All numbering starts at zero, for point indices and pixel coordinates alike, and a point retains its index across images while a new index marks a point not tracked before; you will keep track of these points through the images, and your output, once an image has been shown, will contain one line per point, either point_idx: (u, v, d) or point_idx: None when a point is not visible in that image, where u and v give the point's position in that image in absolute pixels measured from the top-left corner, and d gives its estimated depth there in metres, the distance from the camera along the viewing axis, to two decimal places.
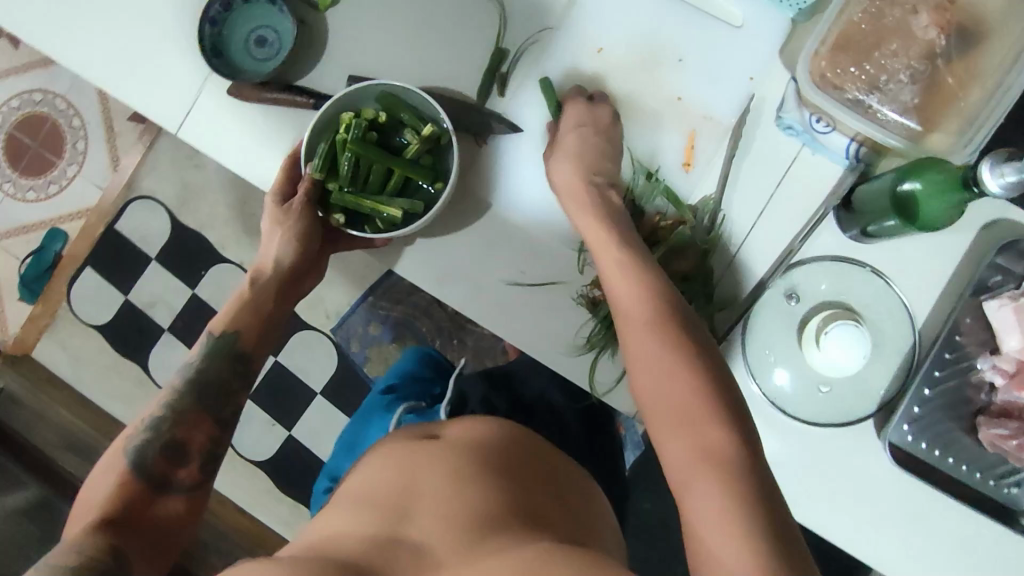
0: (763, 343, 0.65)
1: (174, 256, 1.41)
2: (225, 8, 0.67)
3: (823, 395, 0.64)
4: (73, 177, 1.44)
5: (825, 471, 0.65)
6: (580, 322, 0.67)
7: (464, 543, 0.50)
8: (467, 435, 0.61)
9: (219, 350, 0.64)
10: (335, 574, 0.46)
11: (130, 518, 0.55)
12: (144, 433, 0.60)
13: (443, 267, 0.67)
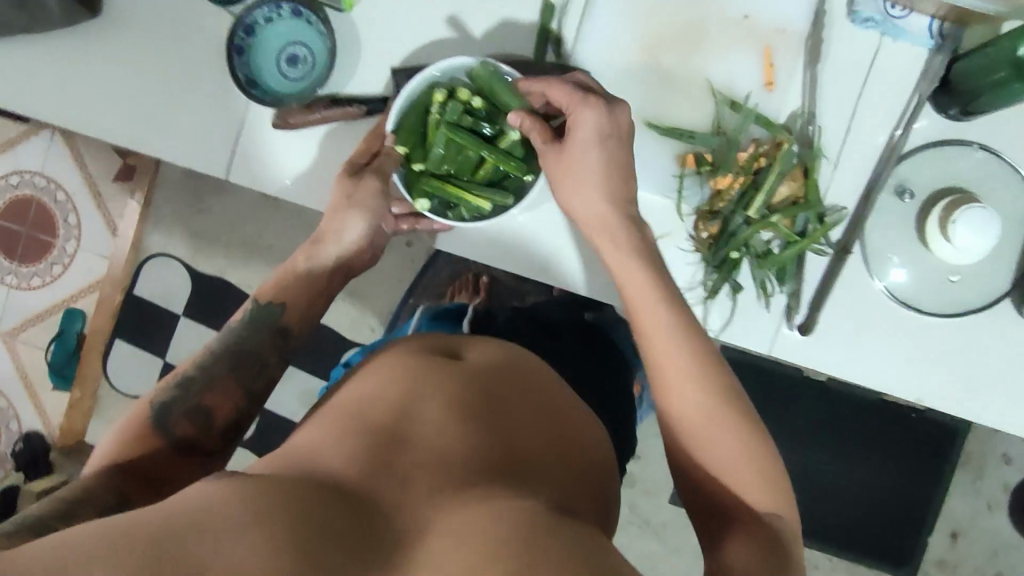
0: (886, 247, 0.63)
1: (200, 308, 1.37)
2: (249, 34, 0.63)
3: (950, 285, 0.63)
4: (74, 252, 1.39)
5: (957, 360, 0.63)
6: (695, 267, 0.64)
7: (439, 486, 0.45)
8: (484, 365, 0.57)
9: (262, 322, 0.59)
10: (312, 490, 0.42)
11: (142, 472, 0.52)
12: (173, 390, 0.56)
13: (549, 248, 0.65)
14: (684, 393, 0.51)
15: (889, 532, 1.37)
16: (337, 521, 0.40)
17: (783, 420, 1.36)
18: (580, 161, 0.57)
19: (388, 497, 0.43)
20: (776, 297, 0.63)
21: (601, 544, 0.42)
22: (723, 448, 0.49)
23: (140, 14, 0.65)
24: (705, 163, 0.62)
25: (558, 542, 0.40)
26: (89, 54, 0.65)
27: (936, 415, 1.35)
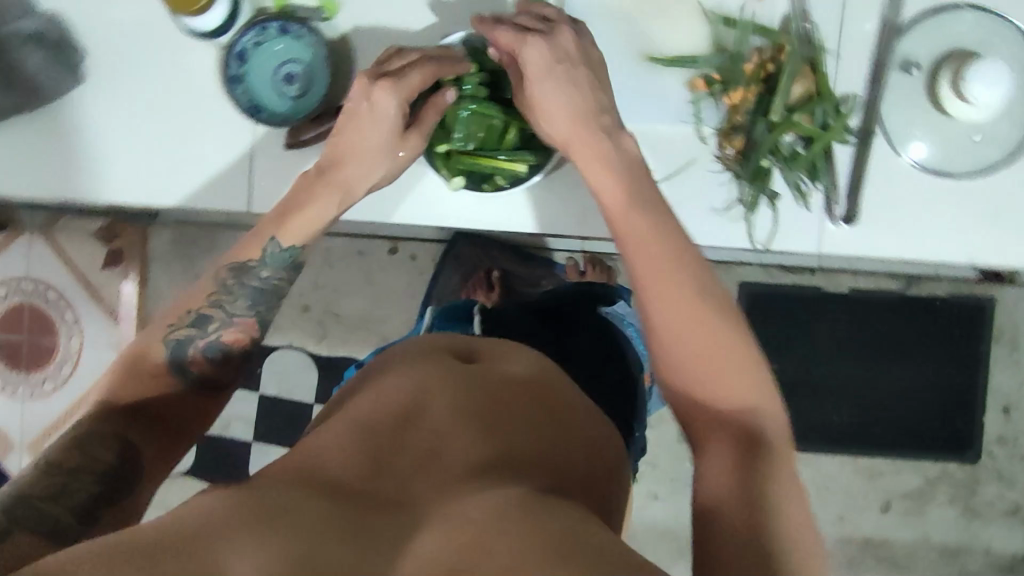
0: (905, 123, 0.65)
1: None
2: (241, 62, 0.73)
3: (977, 145, 0.64)
4: (79, 347, 1.40)
5: (991, 215, 0.65)
6: (729, 184, 0.65)
7: (438, 494, 0.51)
8: (496, 368, 0.62)
9: (277, 261, 0.69)
10: (320, 492, 0.49)
11: (149, 411, 0.62)
12: (191, 326, 0.66)
13: (577, 210, 0.75)
14: (685, 303, 0.56)
15: (941, 421, 1.39)
16: (348, 514, 0.47)
17: (813, 339, 1.39)
18: (540, 96, 0.62)
19: (394, 503, 0.50)
20: (814, 195, 0.65)
21: (582, 521, 0.47)
22: (700, 357, 0.55)
23: (143, 88, 0.76)
24: (715, 84, 0.63)
25: (543, 522, 0.45)
26: (110, 132, 0.76)
27: (960, 298, 1.38)
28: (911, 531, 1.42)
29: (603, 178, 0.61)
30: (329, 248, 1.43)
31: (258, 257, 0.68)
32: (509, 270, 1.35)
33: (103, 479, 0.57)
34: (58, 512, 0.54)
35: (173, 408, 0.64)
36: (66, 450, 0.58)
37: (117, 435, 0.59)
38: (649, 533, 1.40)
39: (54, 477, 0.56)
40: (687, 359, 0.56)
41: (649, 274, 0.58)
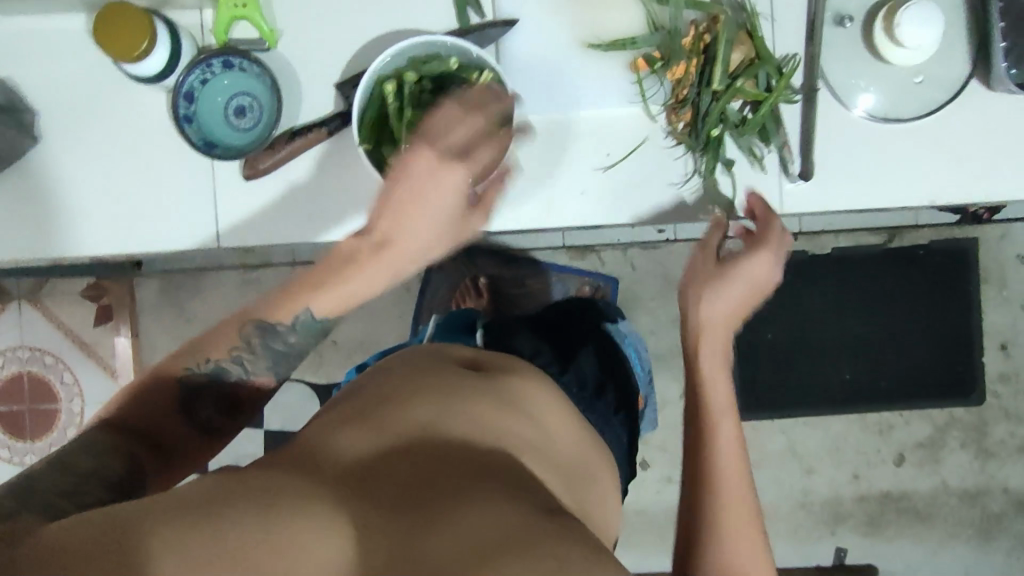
0: (849, 74, 0.66)
1: None
2: (190, 101, 0.74)
3: (919, 87, 0.66)
4: (80, 409, 1.41)
5: (941, 153, 0.67)
6: (683, 158, 0.66)
7: (446, 494, 0.57)
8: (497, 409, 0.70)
9: (308, 331, 0.67)
10: (332, 487, 0.55)
11: (157, 442, 0.62)
12: (211, 368, 0.65)
13: (546, 199, 0.67)
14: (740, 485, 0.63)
15: (941, 366, 1.39)
16: (357, 511, 0.53)
17: (803, 303, 1.40)
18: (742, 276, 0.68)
19: (403, 505, 0.55)
20: (768, 157, 0.66)
21: (570, 537, 0.54)
22: (735, 561, 0.61)
23: (101, 139, 0.77)
24: (656, 61, 0.64)
25: (535, 540, 0.52)
26: (76, 188, 0.77)
27: (943, 242, 1.39)
28: (929, 480, 1.40)
29: (704, 340, 0.69)
30: None
31: (291, 321, 0.65)
32: (497, 278, 1.40)
33: (111, 489, 0.54)
34: (69, 509, 0.50)
35: (178, 446, 0.63)
36: (76, 458, 0.56)
37: (128, 459, 0.58)
38: (668, 516, 1.41)
39: (64, 477, 0.53)
40: (723, 550, 0.61)
41: (719, 429, 0.65)
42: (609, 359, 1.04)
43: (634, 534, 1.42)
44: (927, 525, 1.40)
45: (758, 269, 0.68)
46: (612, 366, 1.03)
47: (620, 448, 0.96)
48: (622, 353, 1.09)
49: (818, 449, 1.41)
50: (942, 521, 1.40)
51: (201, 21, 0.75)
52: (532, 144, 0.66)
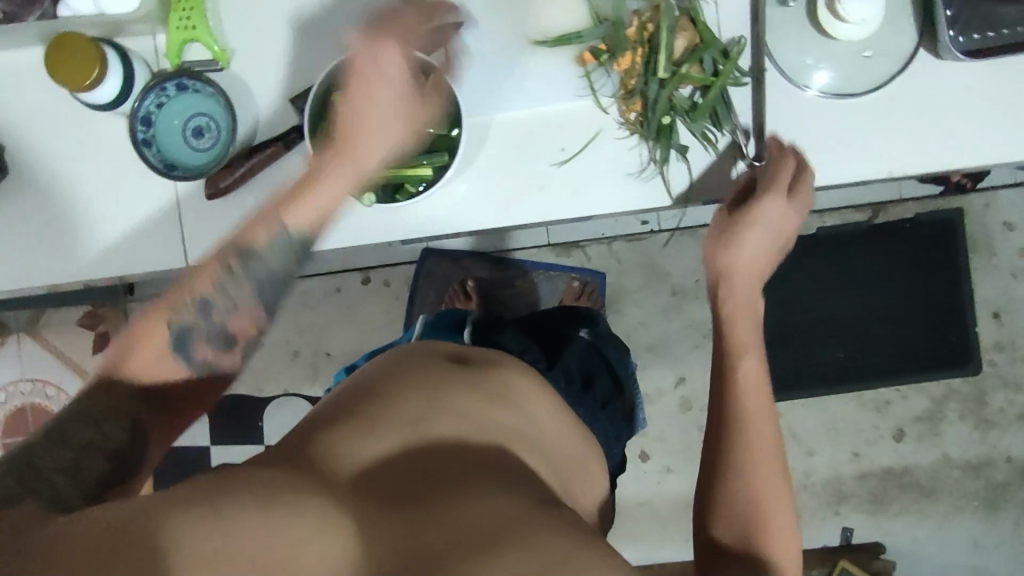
0: (798, 54, 0.67)
1: (226, 429, 1.46)
2: (148, 126, 0.75)
3: (868, 60, 0.67)
4: None
5: (890, 128, 0.68)
6: (637, 147, 0.66)
7: (445, 490, 0.62)
8: (484, 403, 0.74)
9: (285, 254, 0.67)
10: (337, 486, 0.59)
11: (156, 393, 0.64)
12: (200, 305, 0.66)
13: (504, 197, 0.68)
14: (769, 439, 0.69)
15: (934, 339, 1.39)
16: (363, 511, 0.58)
17: (790, 284, 1.40)
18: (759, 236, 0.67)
19: (402, 502, 0.60)
20: (721, 140, 0.67)
21: (564, 529, 0.61)
22: (772, 486, 0.68)
23: (72, 172, 0.79)
24: (602, 53, 0.64)
25: (534, 534, 0.58)
26: (52, 219, 0.79)
27: (927, 214, 1.38)
28: (930, 454, 1.40)
29: (730, 283, 0.74)
30: (304, 290, 1.47)
31: (266, 242, 0.66)
32: (484, 279, 1.42)
33: (114, 459, 0.59)
34: (66, 487, 0.54)
35: (178, 394, 0.66)
36: (75, 425, 0.58)
37: (128, 420, 0.61)
38: (672, 507, 1.41)
39: (63, 450, 0.56)
40: (758, 482, 0.68)
41: (745, 365, 0.72)
42: (594, 358, 1.04)
43: (639, 528, 1.42)
44: (932, 500, 1.40)
45: (774, 217, 0.66)
46: (597, 364, 1.04)
47: (608, 443, 0.96)
48: (609, 356, 1.09)
49: (815, 430, 1.41)
50: (947, 494, 1.40)
51: (152, 46, 0.77)
52: (487, 145, 0.67)
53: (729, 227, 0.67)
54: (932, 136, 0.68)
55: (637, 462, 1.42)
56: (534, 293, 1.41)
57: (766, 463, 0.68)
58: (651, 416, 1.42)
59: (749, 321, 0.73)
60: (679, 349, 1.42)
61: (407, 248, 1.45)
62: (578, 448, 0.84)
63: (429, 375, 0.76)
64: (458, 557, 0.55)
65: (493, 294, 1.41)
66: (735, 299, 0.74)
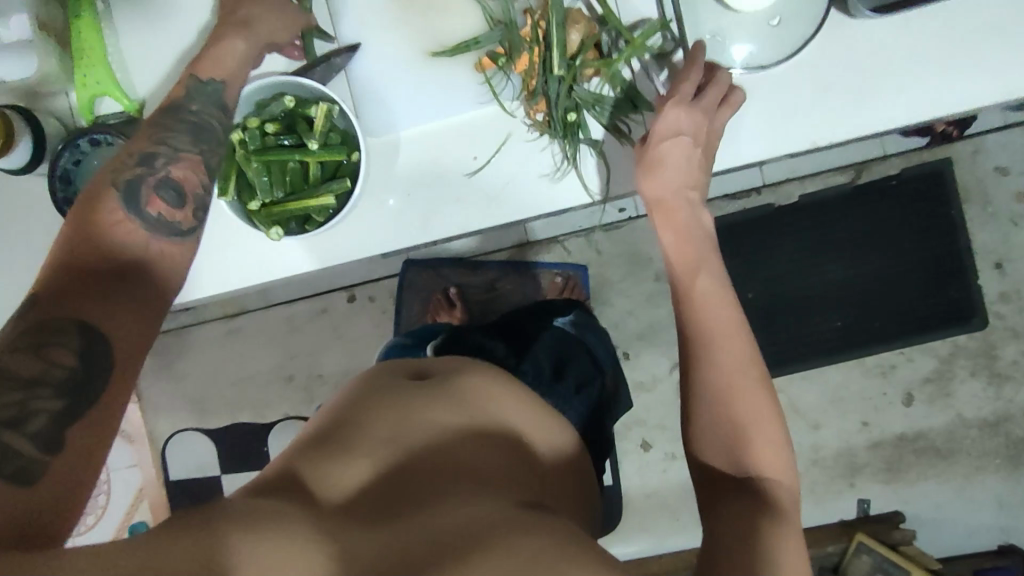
0: (711, 31, 0.72)
1: (234, 457, 1.49)
2: (66, 182, 0.77)
3: (775, 29, 0.71)
4: (108, 476, 1.51)
5: (809, 100, 0.72)
6: (546, 146, 0.70)
7: (424, 505, 0.63)
8: (459, 416, 0.75)
9: (209, 96, 0.70)
10: (314, 509, 0.59)
11: (108, 277, 0.61)
12: (136, 165, 0.66)
13: (422, 211, 0.73)
14: (742, 348, 0.67)
15: (934, 295, 1.33)
16: (346, 528, 0.58)
17: (778, 256, 1.36)
18: (664, 152, 0.70)
19: (382, 519, 0.60)
20: (633, 131, 0.72)
21: (549, 523, 0.61)
22: (752, 397, 0.65)
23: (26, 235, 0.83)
24: (500, 57, 0.69)
25: (520, 526, 0.58)
26: (14, 280, 0.83)
27: (914, 168, 1.33)
28: (944, 415, 1.35)
29: (667, 215, 0.73)
30: (292, 315, 1.50)
31: (183, 93, 0.70)
32: (463, 284, 1.42)
33: (65, 392, 0.55)
34: (26, 444, 0.52)
35: (134, 270, 0.63)
36: (19, 356, 0.55)
37: (78, 320, 0.58)
38: (679, 493, 1.39)
39: (9, 393, 0.53)
40: (738, 410, 0.65)
41: (691, 290, 0.70)
42: (566, 346, 1.03)
43: (649, 518, 1.41)
44: (950, 462, 1.34)
45: (687, 123, 0.69)
46: (569, 351, 1.02)
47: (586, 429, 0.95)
48: (584, 340, 1.07)
49: (819, 402, 1.38)
50: (965, 456, 1.34)
51: (66, 104, 0.81)
52: (393, 161, 0.73)
53: (646, 146, 0.70)
54: (848, 101, 0.71)
55: (639, 451, 1.41)
56: (513, 292, 1.40)
57: (739, 372, 0.66)
58: (648, 405, 1.41)
59: (693, 249, 0.72)
60: (670, 333, 1.40)
61: (389, 263, 1.46)
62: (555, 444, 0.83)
63: (395, 391, 0.76)
64: (441, 557, 0.54)
65: (473, 300, 1.41)
66: (674, 230, 0.72)
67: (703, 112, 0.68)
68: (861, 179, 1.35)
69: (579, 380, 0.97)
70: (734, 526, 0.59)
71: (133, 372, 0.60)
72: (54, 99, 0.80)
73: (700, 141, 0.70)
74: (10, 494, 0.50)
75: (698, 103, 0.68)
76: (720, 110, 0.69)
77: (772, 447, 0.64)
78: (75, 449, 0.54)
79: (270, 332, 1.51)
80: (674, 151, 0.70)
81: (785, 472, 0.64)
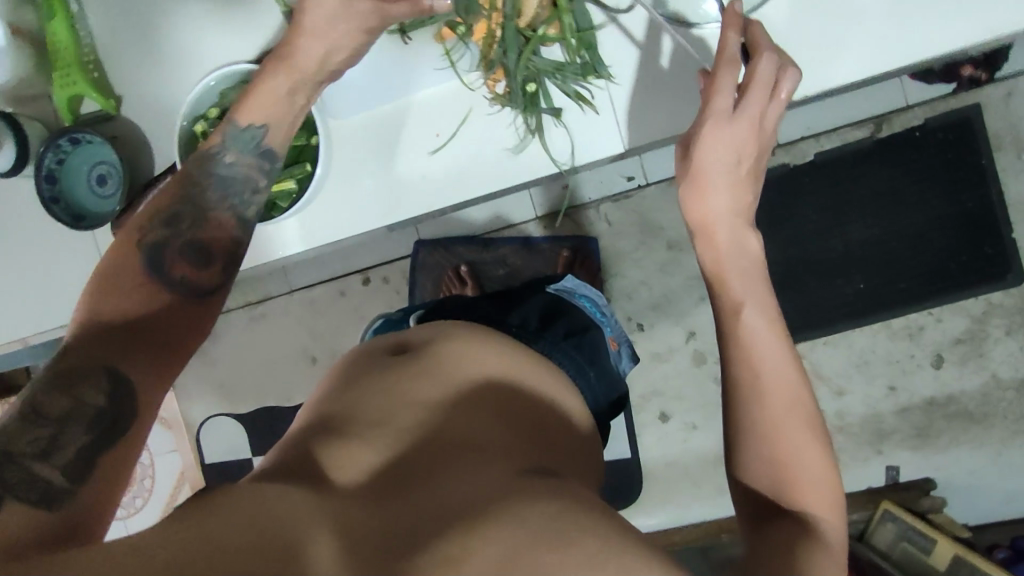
0: None
1: (264, 439, 1.55)
2: (54, 183, 0.83)
3: None
4: (152, 461, 1.61)
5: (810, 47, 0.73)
6: (512, 117, 0.73)
7: (431, 476, 0.60)
8: (464, 385, 0.73)
9: (244, 144, 0.72)
10: (320, 490, 0.57)
11: (139, 327, 0.64)
12: (163, 227, 0.69)
13: (392, 195, 0.78)
14: (787, 381, 0.65)
15: (966, 252, 1.26)
16: (351, 506, 0.56)
17: (797, 218, 1.31)
18: (711, 174, 0.68)
19: (389, 493, 0.58)
20: (596, 96, 0.73)
21: (564, 490, 0.58)
22: (806, 439, 0.63)
23: (32, 233, 0.88)
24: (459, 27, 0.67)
25: (531, 494, 0.55)
26: (30, 278, 0.89)
27: (939, 118, 1.26)
28: (977, 377, 1.28)
29: (708, 239, 0.70)
30: (313, 298, 1.53)
31: (222, 141, 0.71)
32: (474, 259, 1.42)
33: (95, 424, 0.58)
34: (54, 472, 0.55)
35: (161, 319, 0.66)
36: (50, 394, 0.58)
37: (104, 364, 0.60)
38: (698, 466, 1.38)
39: (40, 429, 0.57)
40: (788, 445, 0.63)
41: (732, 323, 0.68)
42: (559, 302, 0.98)
43: (669, 490, 1.40)
44: (983, 427, 1.28)
45: (730, 145, 0.67)
46: (564, 309, 0.97)
47: (580, 375, 0.88)
48: (579, 303, 1.01)
49: (843, 368, 1.33)
50: (1001, 419, 1.27)
51: (50, 107, 0.86)
52: (361, 136, 0.78)
53: (691, 172, 0.69)
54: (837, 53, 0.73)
55: (657, 423, 1.39)
56: (520, 262, 1.40)
57: (786, 413, 0.64)
58: (665, 376, 1.39)
59: (740, 268, 0.69)
60: (683, 302, 1.37)
61: (401, 241, 1.47)
62: (564, 409, 0.79)
63: (392, 369, 0.74)
64: (444, 531, 0.51)
65: (486, 272, 1.41)
66: (717, 253, 0.70)
67: (750, 125, 0.67)
68: (883, 131, 1.28)
69: (579, 331, 0.93)
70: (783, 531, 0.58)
71: (154, 407, 0.62)
72: (39, 102, 0.86)
73: (747, 155, 0.68)
74: (37, 514, 0.52)
75: (744, 119, 0.67)
76: (758, 124, 0.67)
77: (816, 480, 0.62)
78: (101, 477, 0.57)
79: (293, 316, 1.55)
80: (737, 171, 0.69)
81: (831, 512, 0.61)
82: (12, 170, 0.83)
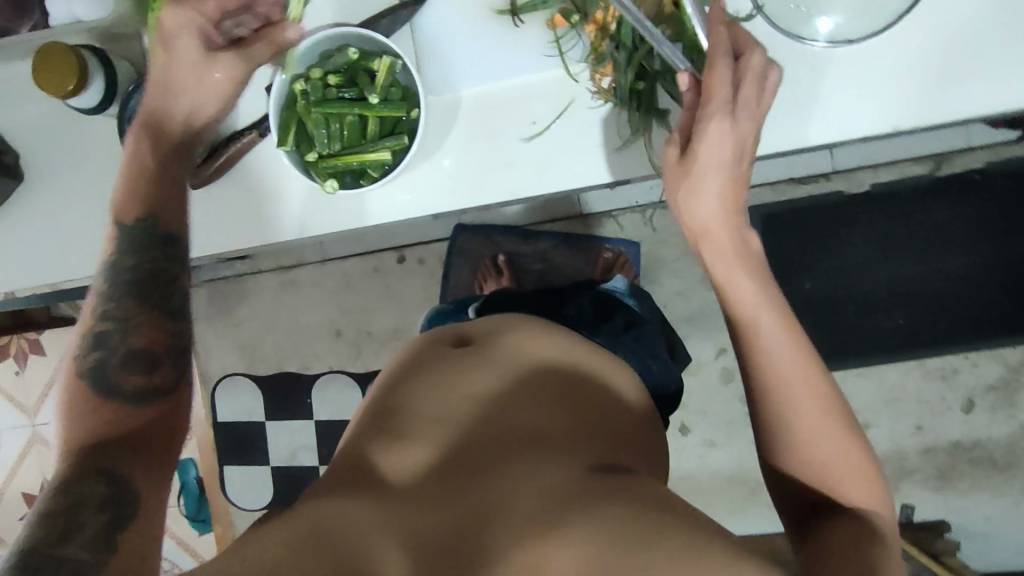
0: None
1: (278, 404, 1.54)
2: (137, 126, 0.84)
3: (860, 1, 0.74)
4: None
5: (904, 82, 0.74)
6: (616, 115, 0.74)
7: (495, 470, 0.59)
8: (524, 375, 0.71)
9: (136, 240, 0.72)
10: (384, 494, 0.57)
11: (118, 440, 0.63)
12: (93, 351, 0.67)
13: (475, 173, 0.80)
14: (811, 377, 0.63)
15: (1009, 299, 1.25)
16: (416, 507, 0.55)
17: (844, 247, 1.31)
18: (703, 172, 0.65)
19: (453, 490, 0.57)
20: None
21: (630, 487, 0.57)
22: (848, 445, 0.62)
23: (97, 172, 0.89)
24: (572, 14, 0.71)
25: (597, 494, 0.55)
26: (87, 216, 0.89)
27: (1001, 164, 1.24)
28: (1006, 425, 1.27)
29: (710, 245, 0.67)
30: (344, 272, 1.52)
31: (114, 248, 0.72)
32: (515, 252, 1.40)
33: (106, 505, 0.56)
34: (80, 550, 0.53)
35: (137, 431, 0.64)
36: (58, 496, 0.57)
37: (99, 468, 0.59)
38: (713, 482, 1.37)
39: (57, 517, 0.55)
40: (827, 447, 0.61)
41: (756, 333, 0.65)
42: (608, 298, 0.94)
43: None
44: (1006, 476, 1.28)
45: (722, 143, 0.65)
46: (619, 304, 0.94)
47: (643, 370, 0.86)
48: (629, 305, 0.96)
49: (872, 401, 1.32)
50: None
51: (137, 47, 0.88)
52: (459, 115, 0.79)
53: (686, 171, 0.66)
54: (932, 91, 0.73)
55: (676, 434, 1.39)
56: (558, 259, 1.38)
57: (823, 419, 0.62)
58: (690, 389, 1.38)
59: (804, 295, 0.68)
60: (719, 316, 1.36)
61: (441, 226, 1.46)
62: (626, 397, 0.77)
63: (451, 361, 0.73)
64: (512, 538, 0.51)
65: (525, 268, 1.39)
66: None
67: (745, 122, 0.64)
68: (943, 172, 1.26)
69: (631, 332, 0.89)
70: (843, 541, 0.56)
71: (161, 498, 0.61)
72: (128, 41, 0.88)
73: (741, 154, 0.66)
74: None
75: (737, 115, 0.64)
76: (754, 118, 0.65)
77: (859, 476, 0.61)
78: (132, 546, 0.55)
79: (322, 286, 1.54)
80: (732, 170, 0.66)
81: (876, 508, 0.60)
82: (97, 108, 0.85)
